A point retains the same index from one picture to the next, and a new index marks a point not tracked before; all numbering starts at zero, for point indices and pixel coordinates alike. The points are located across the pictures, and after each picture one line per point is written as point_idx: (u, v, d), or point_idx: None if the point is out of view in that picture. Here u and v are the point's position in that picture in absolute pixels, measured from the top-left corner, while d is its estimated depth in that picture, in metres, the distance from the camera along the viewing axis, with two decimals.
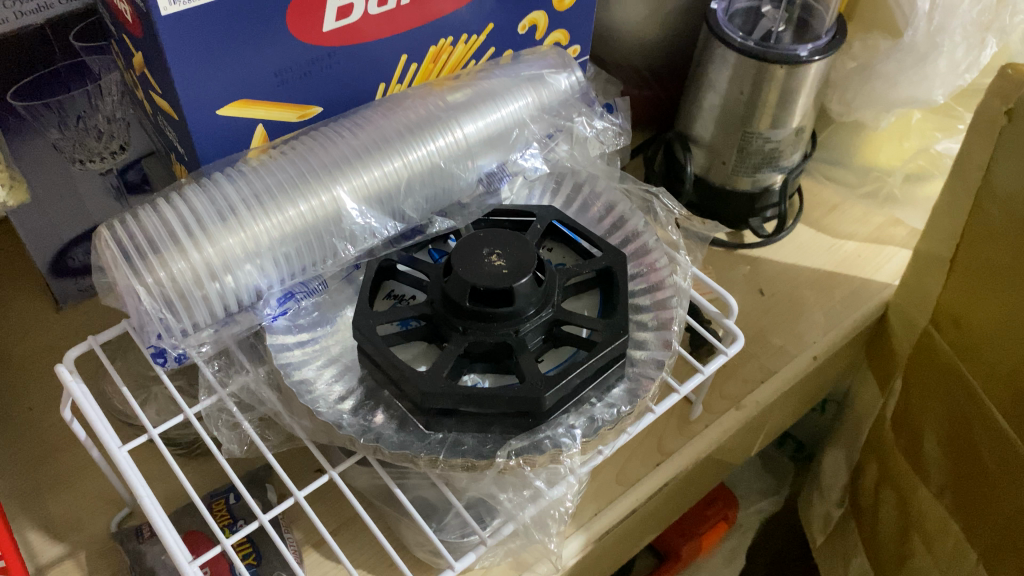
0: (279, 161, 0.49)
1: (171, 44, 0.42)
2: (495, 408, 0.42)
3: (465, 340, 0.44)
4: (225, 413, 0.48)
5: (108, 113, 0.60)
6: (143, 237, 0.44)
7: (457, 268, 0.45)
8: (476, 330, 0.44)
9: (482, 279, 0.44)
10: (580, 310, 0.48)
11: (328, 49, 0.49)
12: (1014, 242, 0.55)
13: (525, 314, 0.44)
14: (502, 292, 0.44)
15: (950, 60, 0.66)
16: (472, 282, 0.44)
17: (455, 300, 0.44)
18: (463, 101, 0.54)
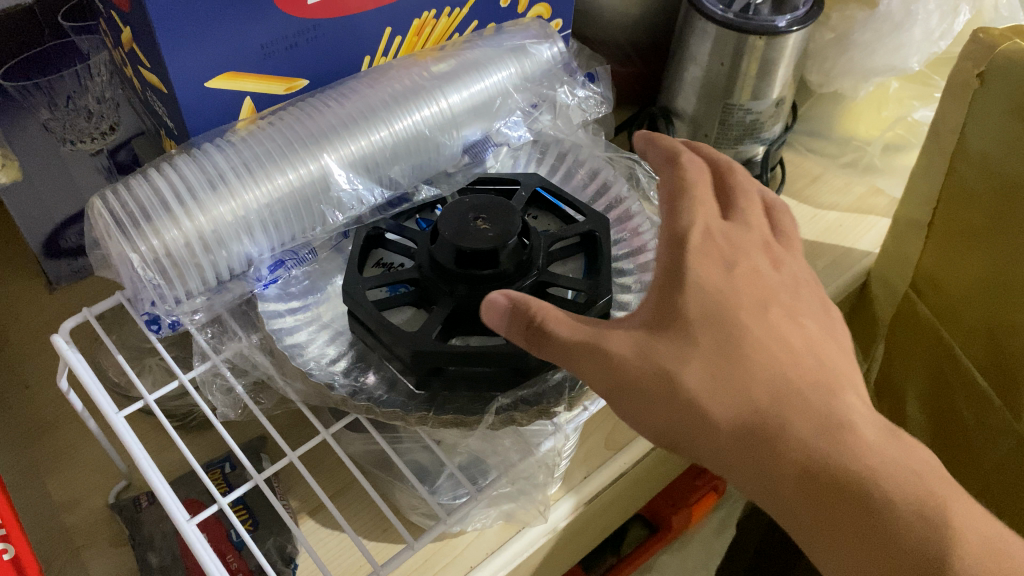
0: (267, 131, 0.49)
1: (159, 15, 0.43)
2: (487, 365, 0.43)
3: (453, 302, 0.45)
4: (219, 378, 0.48)
5: (98, 94, 0.60)
6: (137, 206, 0.45)
7: (443, 231, 0.46)
8: (463, 292, 0.45)
9: (468, 241, 0.45)
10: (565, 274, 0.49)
11: (313, 21, 0.50)
12: (988, 203, 0.57)
13: (511, 276, 0.46)
14: (487, 253, 0.45)
15: (925, 28, 0.68)
16: (458, 244, 0.45)
17: (444, 264, 0.45)
18: (447, 71, 0.55)
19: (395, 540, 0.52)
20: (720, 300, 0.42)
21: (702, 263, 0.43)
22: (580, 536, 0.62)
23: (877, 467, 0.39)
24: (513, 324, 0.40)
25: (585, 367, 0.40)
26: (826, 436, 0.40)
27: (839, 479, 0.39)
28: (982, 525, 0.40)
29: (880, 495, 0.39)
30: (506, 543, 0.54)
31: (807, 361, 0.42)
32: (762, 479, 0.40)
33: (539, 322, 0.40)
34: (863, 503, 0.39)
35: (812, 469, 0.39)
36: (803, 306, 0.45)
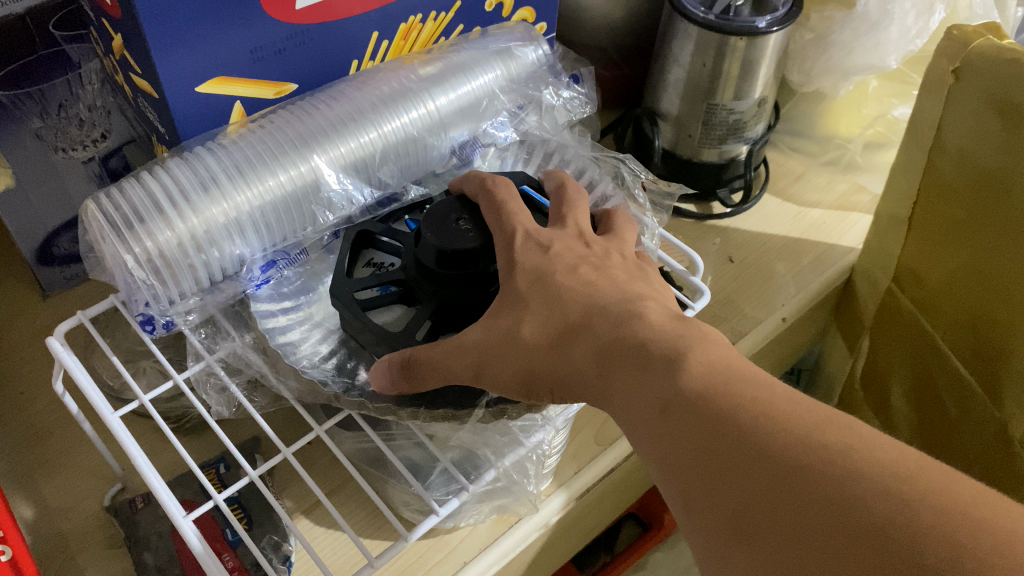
0: (257, 134, 0.50)
1: (151, 22, 0.44)
2: None
3: (434, 300, 0.45)
4: (213, 377, 0.49)
5: (89, 102, 0.61)
6: (130, 209, 0.45)
7: (426, 233, 0.46)
8: (445, 290, 0.45)
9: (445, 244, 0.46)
10: None
11: (302, 26, 0.51)
12: (966, 196, 0.58)
13: (489, 273, 0.46)
14: (465, 252, 0.46)
15: (901, 26, 0.69)
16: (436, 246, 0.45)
17: (425, 264, 0.45)
18: (434, 74, 0.56)
19: (390, 536, 0.53)
20: (543, 266, 0.44)
21: (526, 249, 0.45)
22: (573, 531, 0.62)
23: (668, 333, 0.38)
24: (400, 383, 0.42)
25: (452, 364, 0.41)
26: (616, 328, 0.40)
27: (616, 347, 0.39)
28: (742, 363, 0.36)
29: (647, 348, 0.38)
30: (498, 539, 0.54)
31: (610, 291, 0.43)
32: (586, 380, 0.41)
33: (416, 365, 0.41)
34: (636, 355, 0.38)
35: (608, 351, 0.40)
36: (616, 263, 0.46)
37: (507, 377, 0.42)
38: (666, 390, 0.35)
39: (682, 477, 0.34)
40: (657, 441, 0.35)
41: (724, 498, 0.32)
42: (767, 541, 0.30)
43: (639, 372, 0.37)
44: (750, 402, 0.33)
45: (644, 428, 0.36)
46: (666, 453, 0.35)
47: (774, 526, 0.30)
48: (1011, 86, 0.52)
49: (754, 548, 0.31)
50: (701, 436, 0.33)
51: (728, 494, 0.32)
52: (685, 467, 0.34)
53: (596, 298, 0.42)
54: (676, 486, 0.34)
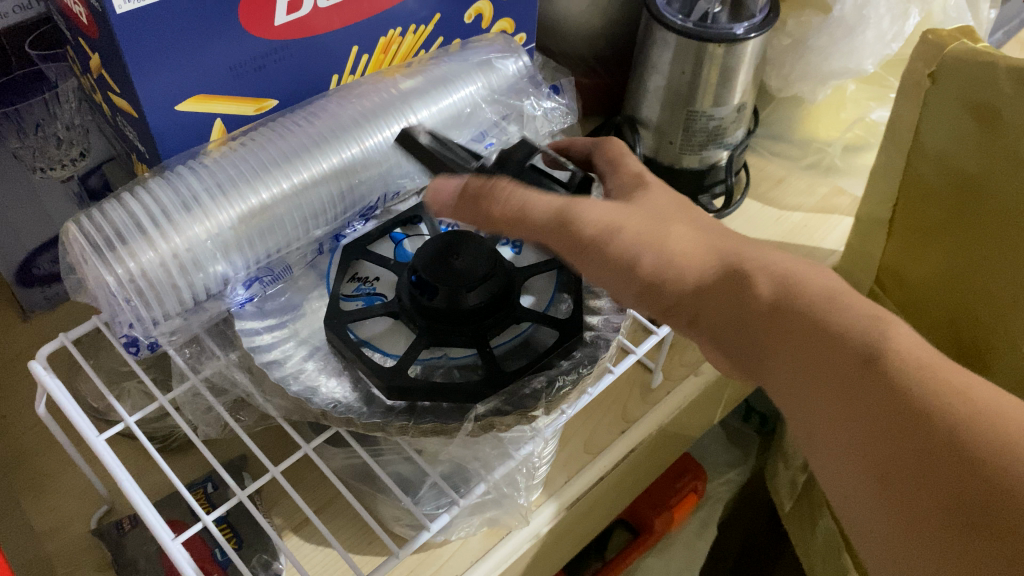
0: (239, 152, 0.50)
1: (128, 41, 0.43)
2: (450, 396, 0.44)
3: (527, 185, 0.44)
4: (199, 397, 0.50)
5: (67, 121, 0.61)
6: (111, 229, 0.45)
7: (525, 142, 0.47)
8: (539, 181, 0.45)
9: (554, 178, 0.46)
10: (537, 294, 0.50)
11: (280, 42, 0.51)
12: (944, 199, 0.59)
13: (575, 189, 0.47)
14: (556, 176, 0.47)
15: (877, 31, 0.70)
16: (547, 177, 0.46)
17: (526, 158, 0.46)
18: (415, 87, 0.56)
19: (380, 551, 0.52)
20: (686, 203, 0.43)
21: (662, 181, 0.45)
22: (563, 541, 0.62)
23: (830, 291, 0.35)
24: (467, 200, 0.41)
25: (589, 214, 0.40)
26: (806, 265, 0.37)
27: (763, 335, 0.36)
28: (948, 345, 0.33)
29: (800, 334, 0.34)
30: (490, 551, 0.54)
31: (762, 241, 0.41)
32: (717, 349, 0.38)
33: (496, 202, 0.41)
34: (809, 327, 0.34)
35: (784, 295, 0.35)
36: None
37: (629, 275, 0.39)
38: (847, 381, 0.32)
39: (871, 448, 0.31)
40: (828, 448, 0.33)
41: (925, 486, 0.29)
42: (971, 543, 0.28)
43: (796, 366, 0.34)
44: (953, 390, 0.30)
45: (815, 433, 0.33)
46: (852, 423, 0.32)
47: (974, 538, 0.28)
48: (988, 90, 0.53)
49: (959, 549, 0.28)
50: (903, 415, 0.30)
51: (934, 512, 0.29)
52: (871, 482, 0.31)
53: (704, 244, 0.40)
54: (858, 457, 0.31)
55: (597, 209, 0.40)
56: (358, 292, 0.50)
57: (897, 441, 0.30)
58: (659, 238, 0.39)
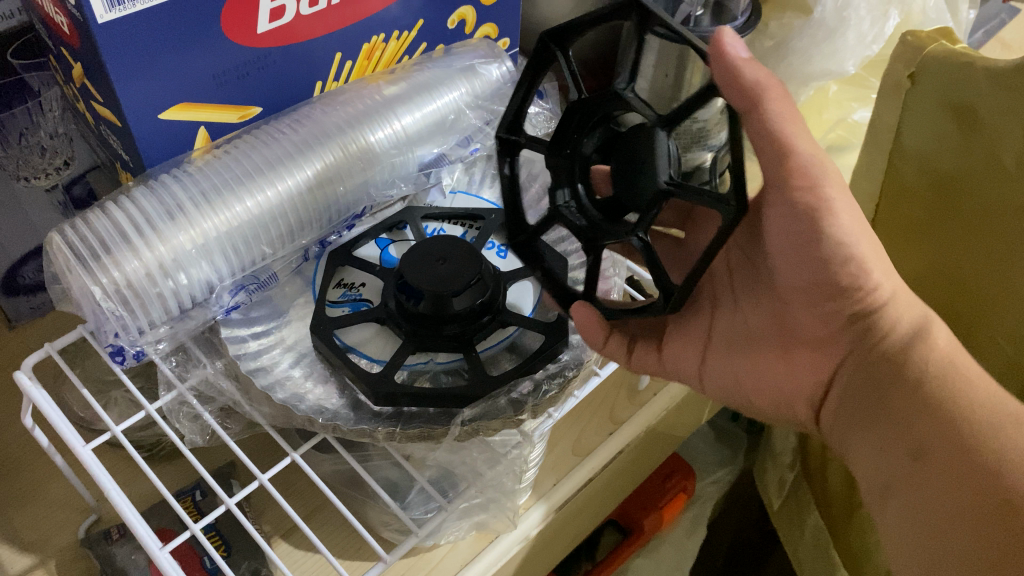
0: (223, 160, 0.50)
1: (110, 50, 0.43)
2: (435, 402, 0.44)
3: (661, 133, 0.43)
4: (185, 406, 0.49)
5: (50, 130, 0.61)
6: (96, 239, 0.45)
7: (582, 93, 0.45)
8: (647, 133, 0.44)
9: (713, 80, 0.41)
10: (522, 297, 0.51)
11: (263, 50, 0.51)
12: (925, 199, 0.60)
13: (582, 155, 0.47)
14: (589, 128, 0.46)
15: (857, 32, 0.71)
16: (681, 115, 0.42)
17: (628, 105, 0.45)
18: (399, 94, 0.56)
19: (368, 557, 0.52)
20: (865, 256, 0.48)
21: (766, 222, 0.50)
22: (553, 543, 0.63)
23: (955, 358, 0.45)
24: (750, 76, 0.39)
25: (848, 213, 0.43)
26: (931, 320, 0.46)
27: (912, 375, 0.45)
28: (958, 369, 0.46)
29: (951, 381, 0.44)
30: (480, 554, 0.54)
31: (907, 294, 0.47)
32: (765, 361, 0.51)
33: (773, 107, 0.41)
34: (901, 384, 0.45)
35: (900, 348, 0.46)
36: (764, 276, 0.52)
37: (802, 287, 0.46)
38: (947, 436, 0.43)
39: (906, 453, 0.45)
40: (900, 471, 0.45)
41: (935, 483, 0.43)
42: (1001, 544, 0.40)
43: (847, 373, 0.48)
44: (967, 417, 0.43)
45: (861, 424, 0.47)
46: (894, 437, 0.45)
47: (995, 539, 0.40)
48: (966, 90, 0.53)
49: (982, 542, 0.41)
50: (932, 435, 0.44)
51: (950, 482, 0.42)
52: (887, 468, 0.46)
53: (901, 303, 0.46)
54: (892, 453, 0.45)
55: (814, 173, 0.42)
56: (345, 297, 0.50)
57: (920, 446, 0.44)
58: (879, 256, 0.45)
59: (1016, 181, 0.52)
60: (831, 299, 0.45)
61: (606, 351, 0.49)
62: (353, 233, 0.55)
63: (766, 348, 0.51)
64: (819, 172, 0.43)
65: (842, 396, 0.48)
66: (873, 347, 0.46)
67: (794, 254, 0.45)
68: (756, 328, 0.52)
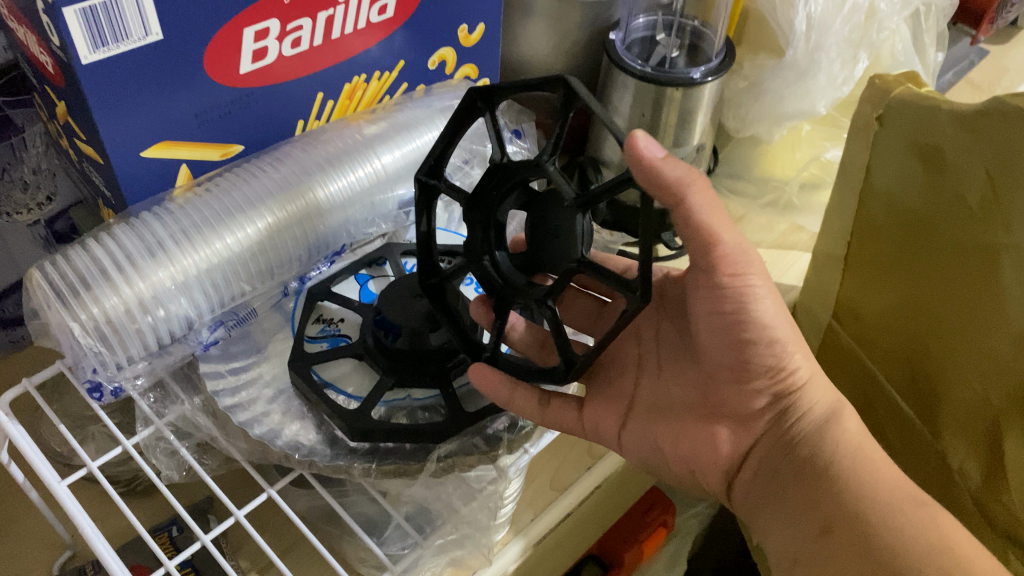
0: (204, 197, 0.51)
1: (92, 90, 0.44)
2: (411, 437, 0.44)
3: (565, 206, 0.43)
4: (162, 442, 0.49)
5: (34, 165, 0.61)
6: (76, 276, 0.46)
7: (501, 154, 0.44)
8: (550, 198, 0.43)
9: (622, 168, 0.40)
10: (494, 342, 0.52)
11: (247, 89, 0.52)
12: (897, 238, 0.61)
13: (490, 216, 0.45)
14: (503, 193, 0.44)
15: (828, 74, 0.73)
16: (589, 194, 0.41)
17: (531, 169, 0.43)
18: (379, 133, 0.57)
19: None
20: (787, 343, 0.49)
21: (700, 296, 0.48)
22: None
23: None
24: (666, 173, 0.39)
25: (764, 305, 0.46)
26: None
27: (824, 455, 0.48)
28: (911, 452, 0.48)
29: (860, 464, 0.48)
30: None
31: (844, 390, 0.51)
32: (684, 423, 0.52)
33: (692, 194, 0.41)
34: (802, 471, 0.49)
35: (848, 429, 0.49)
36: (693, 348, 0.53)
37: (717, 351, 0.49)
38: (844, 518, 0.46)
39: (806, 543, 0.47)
40: (805, 560, 0.47)
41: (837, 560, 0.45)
42: None
43: (763, 452, 0.51)
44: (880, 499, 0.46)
45: (773, 502, 0.50)
46: (795, 520, 0.48)
47: None
48: (931, 132, 0.55)
49: None
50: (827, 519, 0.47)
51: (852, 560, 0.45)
52: (790, 560, 0.48)
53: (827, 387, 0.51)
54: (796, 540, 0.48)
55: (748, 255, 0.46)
56: (323, 333, 0.51)
57: (817, 529, 0.47)
58: (799, 343, 0.49)
59: (984, 224, 0.54)
60: (754, 378, 0.48)
61: (515, 403, 0.45)
62: (334, 269, 0.56)
63: (690, 418, 0.52)
64: (746, 261, 0.45)
65: (756, 474, 0.51)
66: (789, 432, 0.49)
67: (716, 335, 0.48)
68: (680, 399, 0.53)
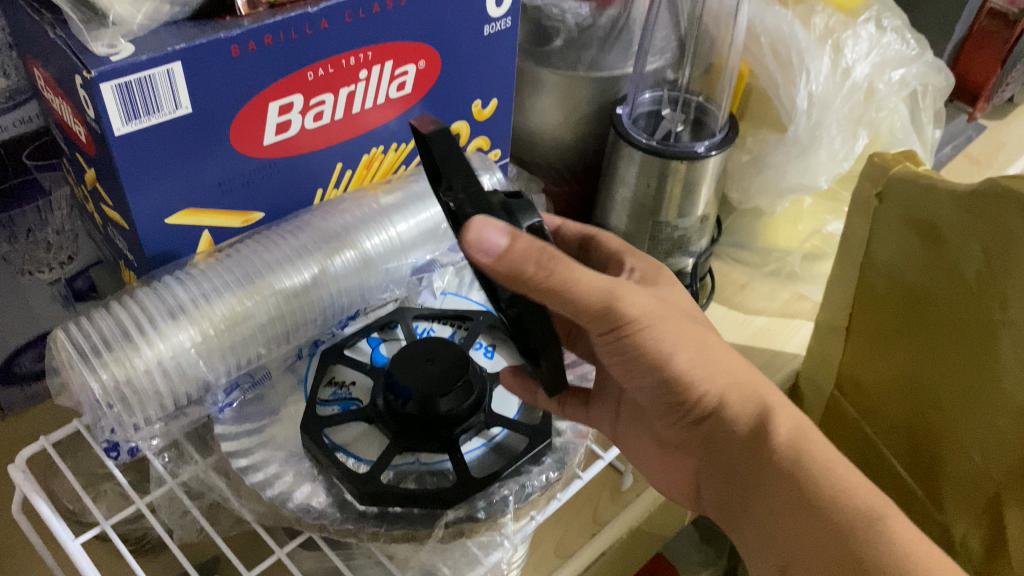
0: (225, 263, 0.53)
1: (123, 160, 0.46)
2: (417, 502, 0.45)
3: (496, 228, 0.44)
4: (174, 502, 0.50)
5: (57, 227, 0.63)
6: (99, 338, 0.47)
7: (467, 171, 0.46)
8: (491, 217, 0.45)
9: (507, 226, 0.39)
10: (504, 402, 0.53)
11: (269, 160, 0.54)
12: (897, 311, 0.62)
13: None
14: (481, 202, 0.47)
15: (830, 150, 0.75)
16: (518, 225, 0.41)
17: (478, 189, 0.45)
18: (395, 203, 0.60)
19: None
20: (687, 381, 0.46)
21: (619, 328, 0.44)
22: None
23: None
24: (512, 262, 0.37)
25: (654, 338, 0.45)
26: None
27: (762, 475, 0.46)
28: None
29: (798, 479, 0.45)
30: None
31: None
32: (651, 454, 0.55)
33: (535, 280, 0.39)
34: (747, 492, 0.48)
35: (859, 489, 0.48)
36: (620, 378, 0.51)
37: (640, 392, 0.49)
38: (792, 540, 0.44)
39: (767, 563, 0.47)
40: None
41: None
42: None
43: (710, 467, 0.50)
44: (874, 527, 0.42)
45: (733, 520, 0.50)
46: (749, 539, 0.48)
47: None
48: (928, 210, 0.57)
49: None
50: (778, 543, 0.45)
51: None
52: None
53: None
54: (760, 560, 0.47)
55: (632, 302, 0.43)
56: (335, 396, 0.52)
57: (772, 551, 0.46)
58: (701, 367, 0.47)
59: (980, 300, 0.55)
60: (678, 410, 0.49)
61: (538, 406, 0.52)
62: (348, 331, 0.57)
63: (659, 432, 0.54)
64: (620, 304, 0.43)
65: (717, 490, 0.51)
66: (726, 449, 0.48)
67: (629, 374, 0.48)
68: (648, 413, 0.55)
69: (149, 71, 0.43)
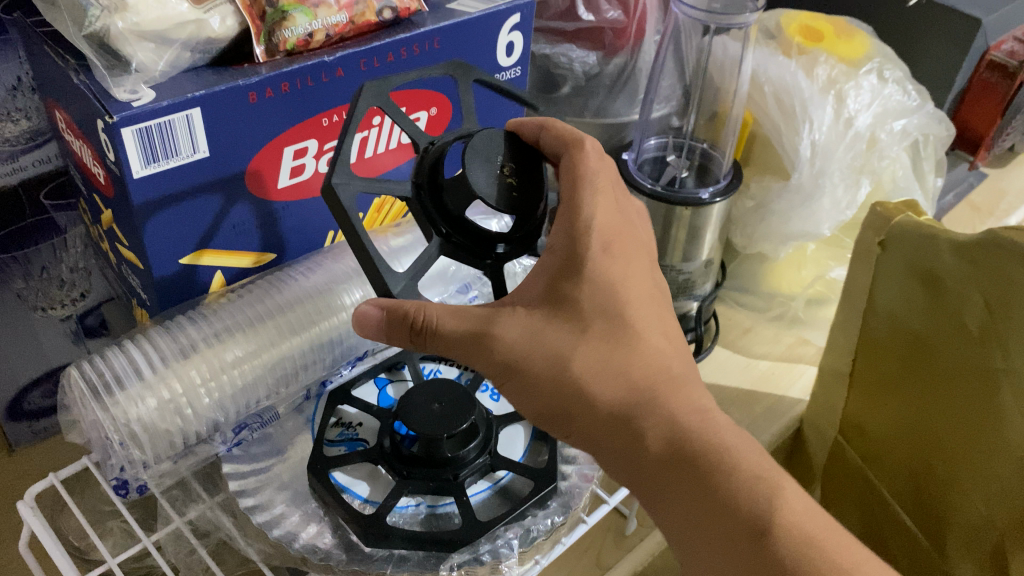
0: (236, 303, 0.54)
1: (141, 202, 0.47)
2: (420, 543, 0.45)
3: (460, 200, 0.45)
4: (181, 539, 0.51)
5: (71, 264, 0.64)
6: (111, 375, 0.48)
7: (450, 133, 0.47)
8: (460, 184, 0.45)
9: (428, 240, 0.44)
10: (510, 443, 0.53)
11: (282, 203, 0.55)
12: (899, 357, 0.63)
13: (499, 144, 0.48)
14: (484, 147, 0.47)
15: (832, 198, 0.76)
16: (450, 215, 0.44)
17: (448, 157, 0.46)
18: (405, 245, 0.60)
19: None
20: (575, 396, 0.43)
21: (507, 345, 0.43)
22: None
23: None
24: (395, 336, 0.41)
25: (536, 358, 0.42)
26: None
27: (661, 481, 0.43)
28: None
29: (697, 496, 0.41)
30: None
31: None
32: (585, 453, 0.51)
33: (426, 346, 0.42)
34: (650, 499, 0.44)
35: None
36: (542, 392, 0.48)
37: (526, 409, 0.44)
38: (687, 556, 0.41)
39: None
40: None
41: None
42: None
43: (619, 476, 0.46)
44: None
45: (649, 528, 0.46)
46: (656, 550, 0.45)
47: None
48: (932, 258, 0.58)
49: None
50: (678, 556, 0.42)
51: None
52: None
53: None
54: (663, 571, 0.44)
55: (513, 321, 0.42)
56: (341, 437, 0.52)
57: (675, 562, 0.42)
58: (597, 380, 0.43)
59: (981, 347, 0.56)
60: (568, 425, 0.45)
61: None
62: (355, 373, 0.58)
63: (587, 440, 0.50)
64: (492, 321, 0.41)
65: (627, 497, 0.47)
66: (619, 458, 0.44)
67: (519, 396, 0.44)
68: None
69: (168, 117, 0.45)
